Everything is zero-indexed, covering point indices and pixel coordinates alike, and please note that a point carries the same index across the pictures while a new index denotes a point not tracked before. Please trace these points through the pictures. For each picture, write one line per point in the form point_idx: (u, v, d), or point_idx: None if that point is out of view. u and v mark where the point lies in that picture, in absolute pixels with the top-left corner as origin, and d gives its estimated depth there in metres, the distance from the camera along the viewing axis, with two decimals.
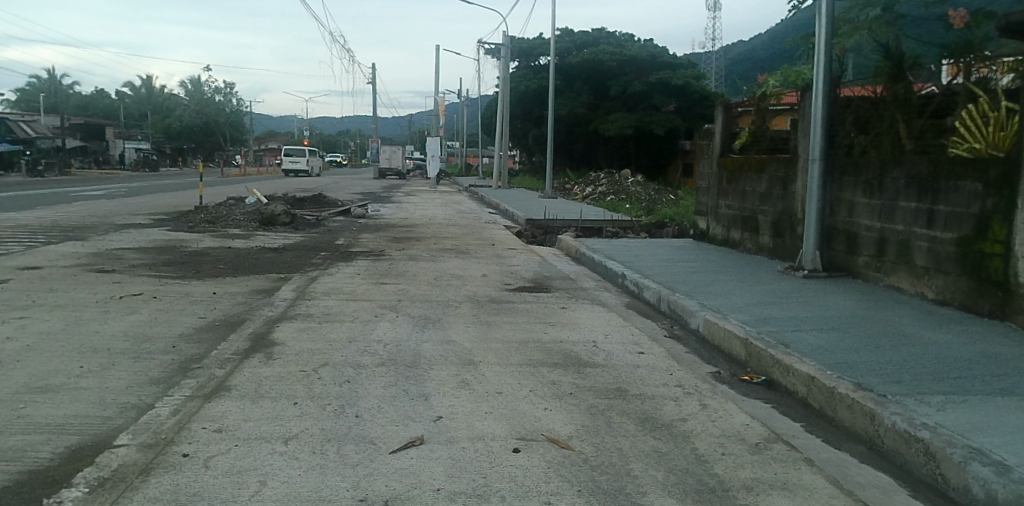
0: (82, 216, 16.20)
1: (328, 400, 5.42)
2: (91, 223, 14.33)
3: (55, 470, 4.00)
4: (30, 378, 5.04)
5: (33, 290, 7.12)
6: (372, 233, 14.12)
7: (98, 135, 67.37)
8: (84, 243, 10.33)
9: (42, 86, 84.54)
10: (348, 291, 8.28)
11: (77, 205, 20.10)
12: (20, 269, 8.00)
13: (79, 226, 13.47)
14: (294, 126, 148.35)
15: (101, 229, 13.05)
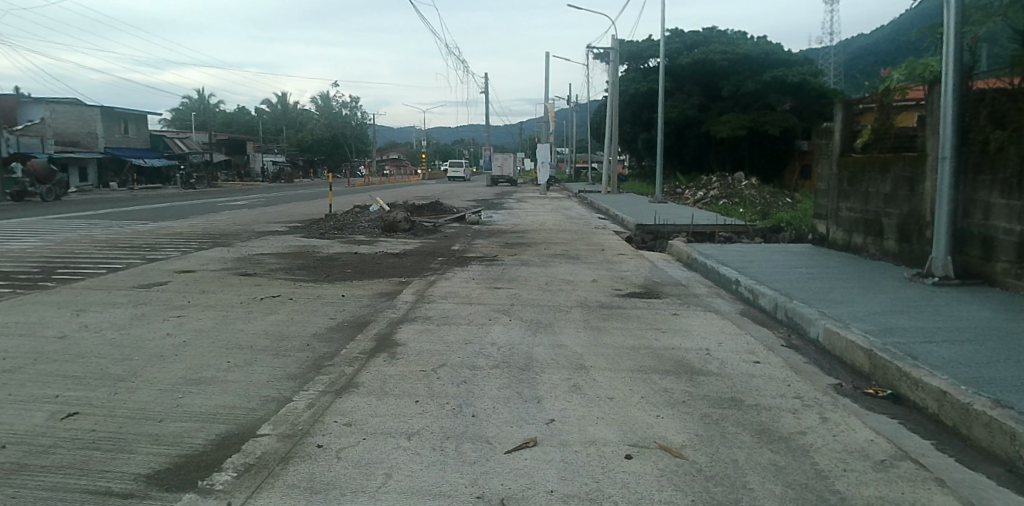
0: (228, 224, 17.74)
1: (446, 399, 5.68)
2: (239, 231, 15.66)
3: (209, 455, 4.47)
4: (187, 371, 5.61)
5: (188, 291, 7.91)
6: (485, 238, 14.50)
7: (240, 150, 73.17)
8: (230, 249, 11.32)
9: (194, 105, 93.03)
10: (463, 295, 8.59)
11: (224, 214, 22.02)
12: (178, 272, 8.90)
13: (226, 234, 14.78)
14: (411, 136, 154.35)
15: (244, 236, 14.23)
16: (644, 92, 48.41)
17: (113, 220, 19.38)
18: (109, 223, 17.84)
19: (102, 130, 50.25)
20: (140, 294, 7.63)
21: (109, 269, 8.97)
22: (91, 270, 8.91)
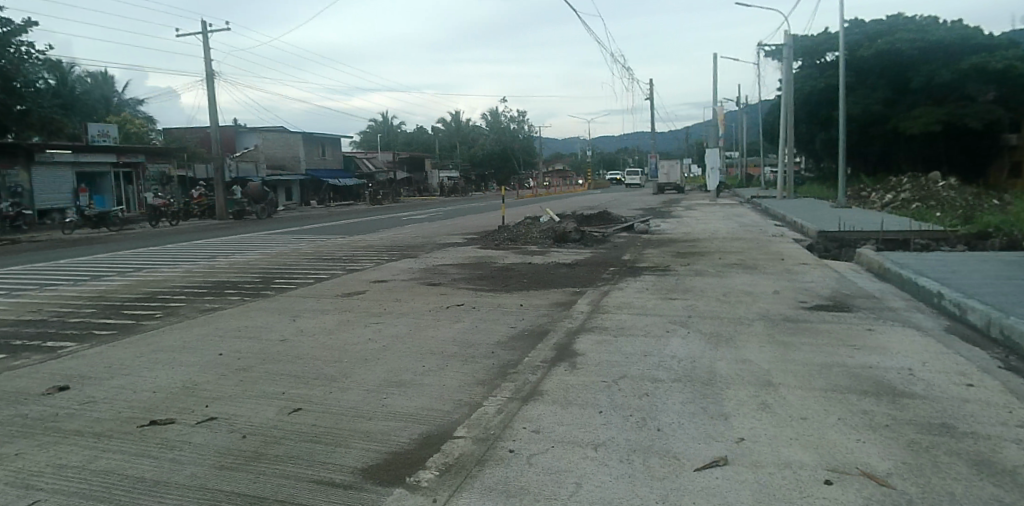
0: (414, 237, 19.06)
1: (630, 411, 5.62)
2: (424, 243, 16.72)
3: (413, 453, 4.77)
4: (389, 373, 6.04)
5: (384, 298, 8.56)
6: (656, 248, 14.27)
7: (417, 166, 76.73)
8: (417, 260, 12.12)
9: (378, 127, 101.00)
10: (638, 306, 8.50)
11: (408, 227, 23.69)
12: (373, 281, 9.68)
13: (412, 246, 15.86)
14: (574, 147, 155.89)
15: (427, 248, 15.20)
16: (821, 89, 45.27)
17: (317, 234, 21.54)
18: (314, 237, 19.85)
19: (304, 154, 55.91)
20: (343, 301, 8.38)
21: (316, 279, 9.96)
22: (301, 279, 9.95)
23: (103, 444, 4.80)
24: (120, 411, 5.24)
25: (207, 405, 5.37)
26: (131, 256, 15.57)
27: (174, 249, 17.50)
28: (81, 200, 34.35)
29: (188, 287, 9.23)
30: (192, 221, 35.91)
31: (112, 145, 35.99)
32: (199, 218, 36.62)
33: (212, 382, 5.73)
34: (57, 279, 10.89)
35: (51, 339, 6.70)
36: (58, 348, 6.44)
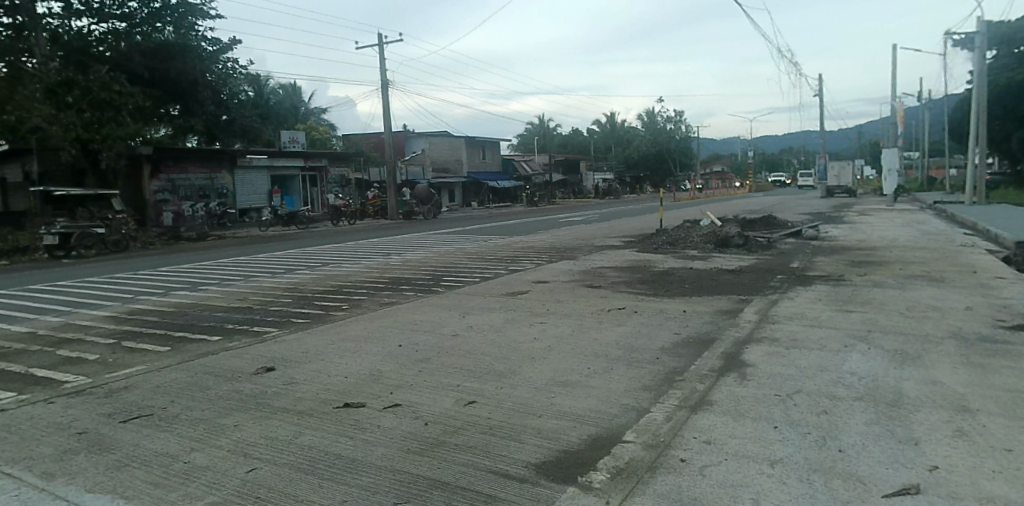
0: (571, 238, 19.34)
1: (807, 429, 5.33)
2: (583, 245, 16.85)
3: (583, 454, 4.85)
4: (556, 373, 6.18)
5: (546, 299, 8.78)
6: (828, 256, 13.42)
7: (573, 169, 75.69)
8: (576, 262, 12.27)
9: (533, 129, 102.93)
10: (810, 318, 8.05)
11: (565, 229, 23.97)
12: (535, 282, 9.94)
13: (570, 248, 16.11)
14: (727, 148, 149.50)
15: (584, 250, 15.36)
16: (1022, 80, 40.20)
17: (480, 234, 22.38)
18: (478, 237, 20.63)
19: (467, 157, 58.09)
20: (508, 300, 8.69)
21: (481, 277, 10.40)
22: (467, 277, 10.44)
23: (306, 422, 5.37)
24: (318, 392, 5.81)
25: (391, 392, 5.80)
26: (321, 252, 17.09)
27: (354, 246, 19.05)
28: (273, 200, 38.38)
29: (369, 281, 10.01)
30: (368, 220, 38.74)
31: (300, 150, 39.35)
32: (373, 218, 39.54)
33: (396, 371, 6.18)
34: (263, 271, 12.25)
35: (258, 324, 7.57)
36: (266, 331, 7.28)
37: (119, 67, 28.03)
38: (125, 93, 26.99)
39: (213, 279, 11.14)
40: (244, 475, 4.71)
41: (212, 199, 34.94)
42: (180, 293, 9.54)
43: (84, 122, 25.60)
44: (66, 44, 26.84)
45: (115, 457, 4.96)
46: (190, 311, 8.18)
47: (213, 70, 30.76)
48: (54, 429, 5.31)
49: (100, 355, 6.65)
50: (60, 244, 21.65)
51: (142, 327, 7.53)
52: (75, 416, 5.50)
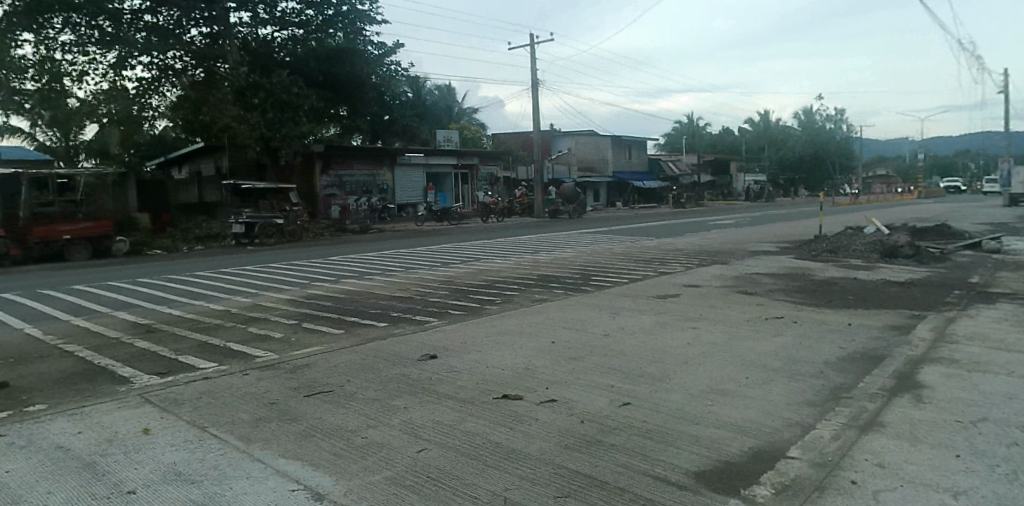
0: (721, 241, 18.82)
1: (996, 460, 4.73)
2: (735, 249, 16.37)
3: (745, 465, 4.72)
4: (712, 380, 6.10)
5: (699, 303, 8.68)
6: (1016, 271, 12.13)
7: (723, 170, 72.68)
8: (727, 266, 11.99)
9: None
10: (994, 339, 7.34)
11: (716, 232, 23.31)
12: (686, 285, 9.85)
13: (720, 251, 15.73)
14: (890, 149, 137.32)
15: (736, 254, 14.94)
16: None
17: (627, 235, 22.34)
18: (627, 238, 20.63)
19: (612, 156, 57.69)
20: (659, 302, 8.69)
21: (630, 278, 10.46)
22: (616, 277, 10.53)
23: (468, 409, 5.69)
24: (478, 382, 6.14)
25: (548, 387, 6.00)
26: (476, 247, 17.90)
27: (505, 242, 19.75)
28: (428, 197, 39.85)
29: (521, 277, 10.36)
30: (515, 218, 39.57)
31: (452, 149, 40.74)
32: (518, 215, 40.48)
33: (551, 366, 6.40)
34: (423, 264, 13.05)
35: (420, 313, 8.09)
36: (427, 321, 7.76)
37: (297, 70, 30.53)
38: (303, 95, 29.14)
39: (379, 269, 12.03)
40: (415, 454, 5.08)
41: (373, 195, 37.03)
42: (352, 281, 10.40)
43: (267, 122, 28.42)
44: (253, 50, 29.73)
45: (301, 427, 5.51)
46: (360, 298, 8.88)
47: (378, 72, 32.45)
48: (251, 397, 5.99)
49: (285, 334, 7.42)
50: (245, 232, 25.23)
51: (320, 311, 8.30)
52: (267, 386, 6.17)
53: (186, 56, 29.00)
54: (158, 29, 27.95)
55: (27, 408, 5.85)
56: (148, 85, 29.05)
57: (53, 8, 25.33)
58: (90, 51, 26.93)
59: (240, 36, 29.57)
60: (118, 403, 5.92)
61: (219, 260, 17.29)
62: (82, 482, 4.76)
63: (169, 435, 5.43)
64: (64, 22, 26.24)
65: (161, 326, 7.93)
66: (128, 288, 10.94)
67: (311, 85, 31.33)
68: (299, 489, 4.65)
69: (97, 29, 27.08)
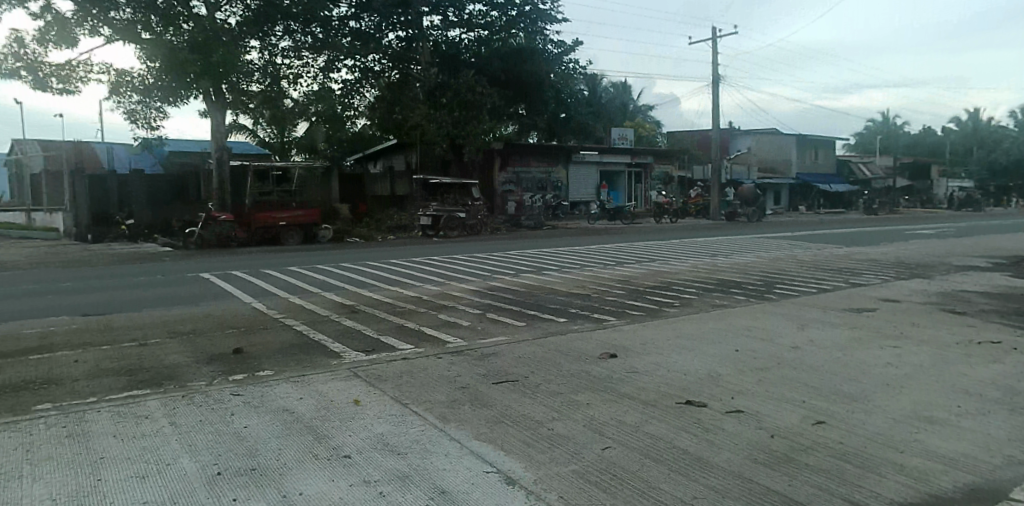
0: (923, 254, 17.23)
1: None
2: (939, 262, 15.04)
3: (959, 500, 4.32)
4: (917, 407, 5.70)
5: (897, 322, 8.14)
6: None
7: (923, 174, 65.78)
8: (930, 281, 11.03)
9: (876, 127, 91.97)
10: None
11: (919, 243, 21.25)
12: (882, 301, 9.25)
13: (921, 264, 14.47)
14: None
15: (941, 268, 13.65)
16: None
17: (815, 241, 21.16)
18: (813, 245, 19.72)
19: (797, 157, 54.76)
20: (851, 318, 8.31)
21: (817, 291, 10.04)
22: (801, 290, 10.17)
23: (651, 411, 5.79)
24: (660, 386, 6.26)
25: (733, 398, 5.96)
26: (654, 249, 18.14)
27: (683, 244, 19.61)
28: (601, 195, 41.52)
29: (698, 287, 10.37)
30: (688, 219, 38.79)
31: (627, 147, 42.06)
32: (693, 217, 39.55)
33: (735, 378, 6.41)
34: (600, 267, 13.47)
35: (596, 312, 8.68)
36: (603, 327, 8.05)
37: (481, 71, 32.65)
38: (486, 94, 31.38)
39: (557, 270, 12.62)
40: (599, 451, 5.20)
41: (548, 192, 39.38)
42: (532, 282, 11.02)
43: (453, 120, 31.14)
44: (442, 52, 32.43)
45: (491, 413, 5.87)
46: (536, 293, 9.87)
47: (557, 71, 34.25)
48: (445, 380, 6.51)
49: (471, 323, 8.17)
50: (431, 224, 27.59)
51: (502, 311, 8.93)
52: (459, 371, 6.71)
53: (384, 59, 31.87)
54: (360, 34, 30.64)
55: (259, 373, 6.81)
56: (351, 86, 31.90)
57: (276, 18, 27.04)
58: (304, 56, 29.21)
59: (432, 39, 32.35)
60: (331, 374, 6.69)
61: (420, 250, 19.12)
62: (306, 444, 5.41)
63: (376, 407, 6.01)
64: (285, 30, 28.16)
65: (363, 309, 9.07)
66: (339, 272, 13.00)
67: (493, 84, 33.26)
68: (494, 472, 4.93)
69: (310, 35, 29.12)
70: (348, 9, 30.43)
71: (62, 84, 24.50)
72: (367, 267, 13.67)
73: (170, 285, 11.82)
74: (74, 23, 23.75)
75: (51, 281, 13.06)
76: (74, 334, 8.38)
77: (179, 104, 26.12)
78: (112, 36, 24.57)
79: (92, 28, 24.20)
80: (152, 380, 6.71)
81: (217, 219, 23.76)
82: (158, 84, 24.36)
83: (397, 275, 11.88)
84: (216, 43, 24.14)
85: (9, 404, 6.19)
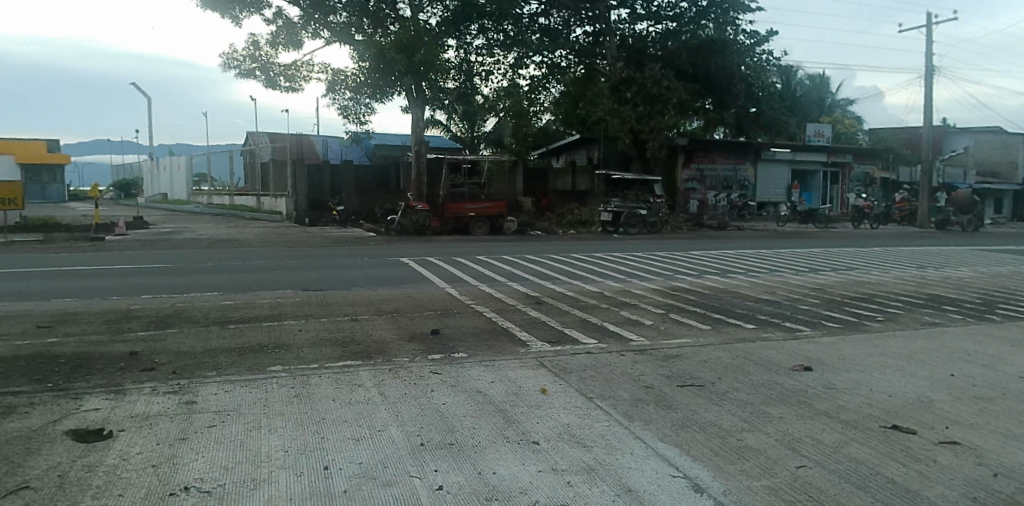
0: None
1: None
2: None
3: None
4: None
5: None
6: None
7: None
8: None
9: None
10: None
11: None
12: None
13: None
14: None
15: None
16: None
17: None
18: None
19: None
20: None
21: None
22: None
23: (851, 433, 5.43)
24: (861, 408, 5.91)
25: (947, 429, 5.45)
26: (857, 256, 17.03)
27: (890, 253, 18.20)
28: (792, 196, 39.71)
29: (901, 303, 9.80)
30: (891, 226, 36.18)
31: (824, 144, 39.73)
32: (899, 223, 36.65)
33: (950, 406, 5.90)
34: (793, 275, 12.95)
35: (789, 320, 8.87)
36: (791, 342, 7.84)
37: (669, 64, 32.31)
38: (673, 88, 30.68)
39: (747, 278, 12.42)
40: (794, 469, 4.86)
41: (734, 191, 38.35)
42: (718, 291, 10.92)
43: (637, 115, 31.11)
44: (629, 47, 32.64)
45: (676, 416, 5.81)
46: (721, 296, 10.48)
47: (746, 63, 32.79)
48: (630, 378, 6.68)
49: (654, 323, 8.71)
50: (611, 220, 27.93)
51: (685, 317, 9.04)
52: (644, 371, 6.88)
53: (570, 54, 32.47)
54: (549, 30, 31.88)
55: (454, 354, 7.47)
56: (538, 82, 32.39)
57: (472, 17, 28.22)
58: (496, 53, 30.37)
59: (620, 33, 32.61)
60: (520, 362, 7.14)
61: (608, 246, 19.54)
62: (498, 426, 5.66)
63: (562, 398, 6.22)
64: (479, 29, 29.18)
65: (548, 300, 10.07)
66: (526, 264, 14.07)
67: (680, 78, 32.83)
68: (679, 476, 4.70)
69: (502, 33, 30.08)
70: (538, 6, 31.49)
71: (289, 82, 27.45)
72: (553, 262, 14.40)
73: (379, 267, 13.22)
74: (300, 27, 26.63)
75: (286, 258, 15.14)
76: (298, 306, 9.67)
77: (384, 100, 28.02)
78: (331, 39, 27.33)
79: (314, 31, 27.05)
80: (363, 352, 7.59)
81: (415, 210, 25.90)
82: (367, 82, 26.51)
83: (581, 274, 12.58)
84: (420, 41, 25.68)
85: (250, 363, 7.23)
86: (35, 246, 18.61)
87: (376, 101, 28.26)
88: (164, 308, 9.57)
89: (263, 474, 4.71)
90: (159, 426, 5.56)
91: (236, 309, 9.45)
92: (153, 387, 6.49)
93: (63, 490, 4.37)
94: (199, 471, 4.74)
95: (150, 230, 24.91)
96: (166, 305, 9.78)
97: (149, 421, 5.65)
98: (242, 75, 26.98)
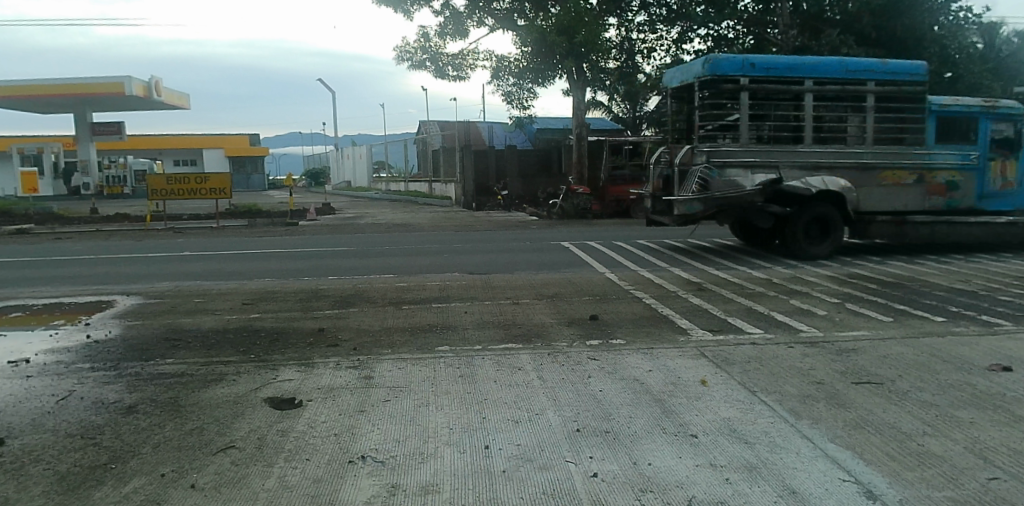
0: None
1: None
2: None
3: None
4: None
5: None
6: None
7: None
8: None
9: None
10: None
11: None
12: None
13: None
14: None
15: None
16: None
17: None
18: None
19: None
20: None
21: None
22: None
23: None
24: None
25: None
26: None
27: None
28: None
29: None
30: None
31: None
32: None
33: None
34: (997, 261, 11.38)
35: (985, 313, 7.82)
36: (990, 338, 6.93)
37: (849, 29, 29.59)
38: (854, 54, 28.26)
39: (942, 263, 11.11)
40: (985, 481, 4.24)
41: None
42: (904, 278, 9.87)
43: None
44: (804, 12, 29.93)
45: (850, 415, 5.34)
46: (907, 283, 9.48)
47: (941, 22, 29.60)
48: (797, 373, 6.27)
49: (827, 313, 8.07)
50: None
51: (864, 307, 8.28)
52: (814, 364, 6.43)
53: (738, 25, 30.75)
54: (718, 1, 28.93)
55: (612, 341, 7.47)
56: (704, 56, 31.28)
57: None
58: (659, 29, 29.67)
59: None
60: (680, 351, 7.00)
61: None
62: (655, 415, 5.58)
63: (724, 390, 5.99)
64: (642, 4, 29.21)
65: (710, 286, 9.73)
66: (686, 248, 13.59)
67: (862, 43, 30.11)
68: (851, 481, 4.31)
69: (665, 6, 29.09)
70: None
71: (456, 71, 28.56)
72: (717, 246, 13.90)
73: (539, 251, 13.42)
74: (466, 16, 27.53)
75: (454, 241, 15.97)
76: (465, 288, 10.16)
77: (545, 84, 28.45)
78: (495, 26, 28.02)
79: (479, 20, 27.89)
80: (524, 335, 7.85)
81: (576, 193, 26.12)
82: (529, 67, 27.27)
83: (747, 259, 11.92)
84: (585, 20, 25.55)
85: (421, 343, 7.74)
86: (242, 230, 21.25)
87: (539, 85, 28.56)
88: (348, 288, 10.53)
89: (431, 449, 5.06)
90: (341, 398, 6.16)
91: (409, 290, 10.17)
92: (337, 362, 7.19)
93: (262, 452, 5.01)
94: (375, 442, 5.19)
95: (335, 215, 27.35)
96: (349, 285, 10.75)
97: (333, 393, 6.28)
98: (414, 67, 28.50)
